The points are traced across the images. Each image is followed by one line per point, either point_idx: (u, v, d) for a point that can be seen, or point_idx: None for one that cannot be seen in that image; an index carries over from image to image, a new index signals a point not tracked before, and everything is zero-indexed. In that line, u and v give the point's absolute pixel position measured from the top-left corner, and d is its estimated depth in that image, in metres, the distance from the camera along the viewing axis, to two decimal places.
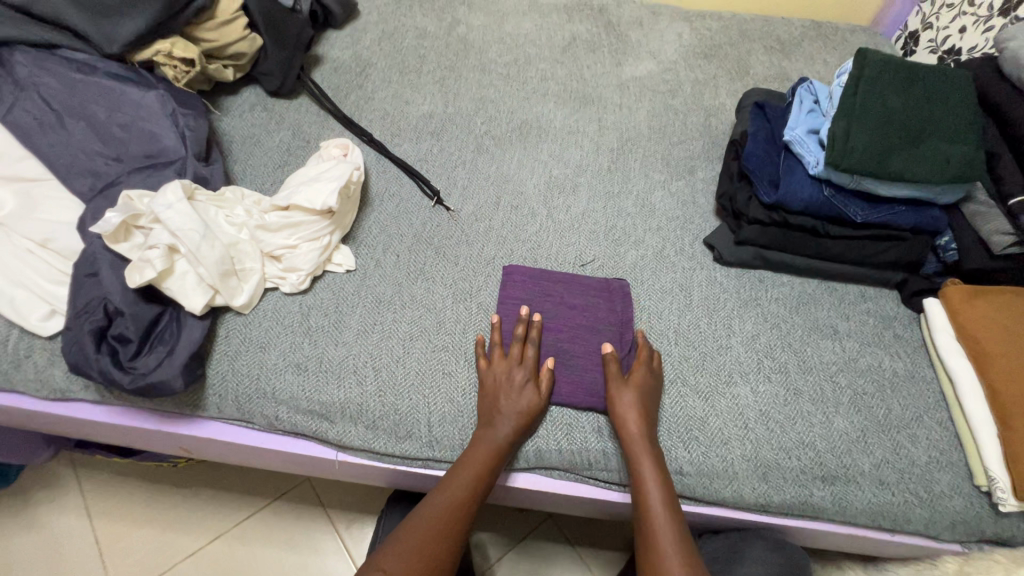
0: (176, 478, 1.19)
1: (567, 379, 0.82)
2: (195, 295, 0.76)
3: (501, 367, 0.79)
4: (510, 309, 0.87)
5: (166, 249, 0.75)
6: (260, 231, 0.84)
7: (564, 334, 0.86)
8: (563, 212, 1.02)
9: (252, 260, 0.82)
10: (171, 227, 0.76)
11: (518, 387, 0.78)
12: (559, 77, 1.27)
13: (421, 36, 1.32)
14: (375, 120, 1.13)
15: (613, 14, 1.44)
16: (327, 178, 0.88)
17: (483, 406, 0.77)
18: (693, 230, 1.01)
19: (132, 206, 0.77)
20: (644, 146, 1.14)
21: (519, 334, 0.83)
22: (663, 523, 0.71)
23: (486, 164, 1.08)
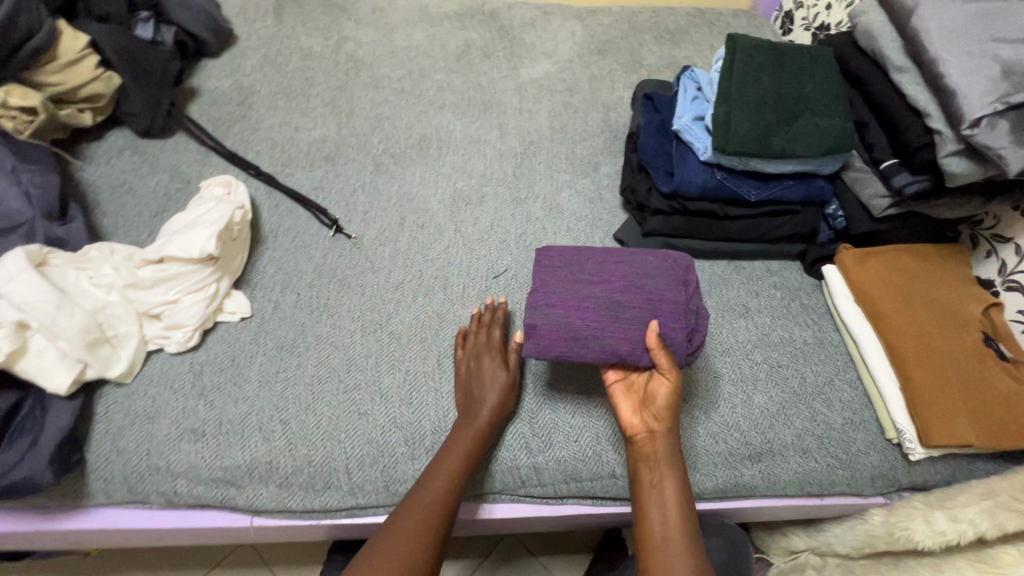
0: (90, 567, 1.07)
1: (624, 336, 0.71)
2: (59, 373, 0.66)
3: (469, 355, 0.80)
4: (540, 285, 0.75)
5: (14, 326, 0.65)
6: (131, 290, 0.76)
7: (613, 288, 0.73)
8: (471, 225, 0.99)
9: (127, 323, 0.74)
10: (19, 302, 0.67)
11: (490, 367, 0.78)
12: (455, 87, 1.24)
13: (306, 56, 1.26)
14: (263, 151, 1.05)
15: (505, 18, 1.43)
16: (204, 222, 0.80)
17: (460, 398, 0.77)
18: (602, 228, 1.01)
19: None
20: (548, 148, 1.13)
21: (476, 323, 0.84)
22: (670, 513, 0.67)
23: (387, 184, 1.03)
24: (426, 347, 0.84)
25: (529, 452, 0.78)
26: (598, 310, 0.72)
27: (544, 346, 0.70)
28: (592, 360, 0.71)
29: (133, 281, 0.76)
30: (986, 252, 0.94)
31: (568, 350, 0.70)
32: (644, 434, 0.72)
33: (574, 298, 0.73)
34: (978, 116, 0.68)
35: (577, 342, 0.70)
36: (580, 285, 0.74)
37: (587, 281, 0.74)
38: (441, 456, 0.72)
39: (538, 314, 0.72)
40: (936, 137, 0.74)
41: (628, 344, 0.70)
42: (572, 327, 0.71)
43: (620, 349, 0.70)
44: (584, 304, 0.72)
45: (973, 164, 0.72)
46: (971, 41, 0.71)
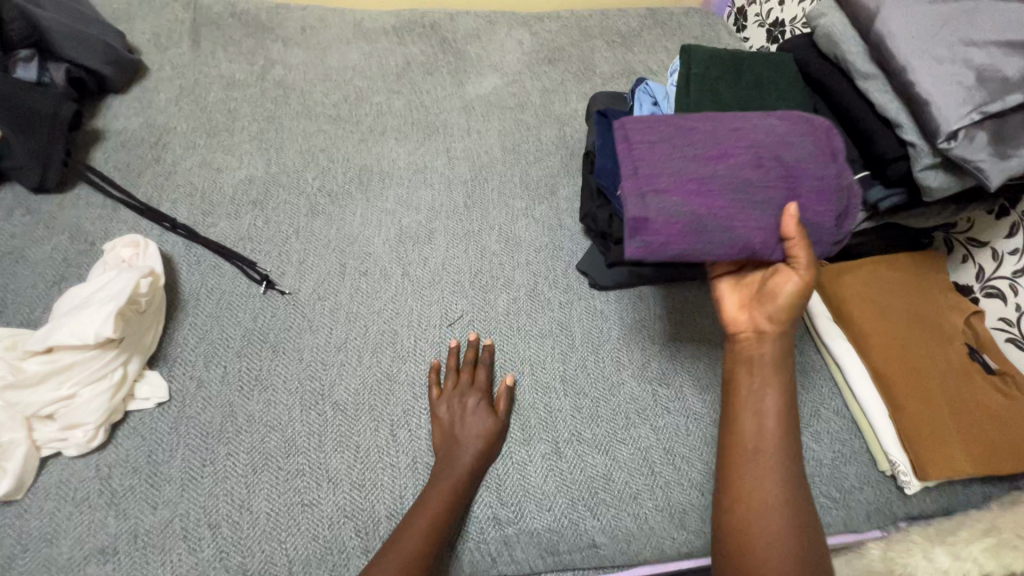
0: None
1: (759, 228, 0.60)
2: None
3: (452, 396, 0.76)
4: (637, 167, 0.62)
5: None
6: (17, 391, 0.65)
7: (733, 165, 0.62)
8: (420, 267, 0.90)
9: (12, 430, 0.64)
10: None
11: (474, 410, 0.74)
12: (396, 109, 1.14)
13: (228, 85, 1.14)
14: (180, 198, 0.94)
15: (447, 30, 1.33)
16: (100, 298, 0.69)
17: (440, 437, 0.72)
18: (564, 258, 0.93)
19: None
20: (501, 172, 1.05)
21: (455, 361, 0.79)
22: (767, 433, 0.59)
23: (324, 227, 0.93)
24: (378, 418, 0.75)
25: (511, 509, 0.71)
26: (719, 195, 0.61)
27: (663, 243, 0.59)
28: (721, 257, 0.60)
29: (18, 379, 0.65)
30: (962, 257, 0.89)
31: (690, 249, 0.59)
32: (751, 333, 0.63)
33: (691, 178, 0.61)
34: (955, 128, 0.62)
35: (704, 238, 0.59)
36: (691, 163, 0.62)
37: (696, 158, 0.63)
38: (429, 486, 0.68)
39: (649, 205, 0.60)
40: (912, 149, 0.68)
41: (758, 235, 0.60)
42: (695, 217, 0.59)
43: (751, 242, 0.60)
44: (704, 187, 0.61)
45: (952, 177, 0.67)
46: (939, 45, 0.65)
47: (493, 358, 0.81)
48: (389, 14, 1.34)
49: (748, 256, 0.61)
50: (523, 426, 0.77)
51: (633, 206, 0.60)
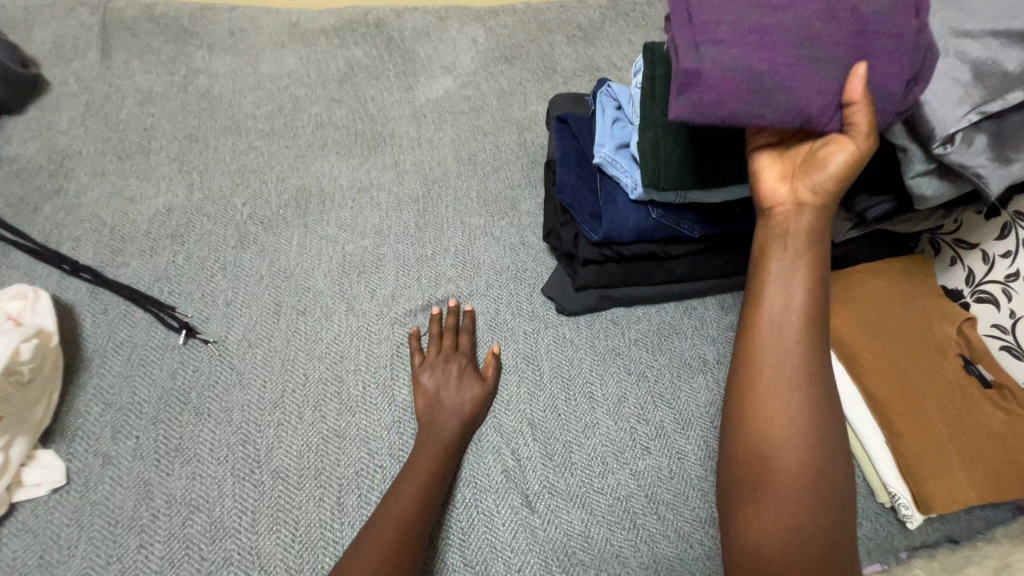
0: None
1: (819, 90, 0.53)
2: None
3: (435, 362, 0.72)
4: (692, 9, 0.55)
5: None
6: None
7: (796, 16, 0.54)
8: (366, 300, 0.80)
9: None
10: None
11: (460, 378, 0.71)
12: (338, 120, 1.03)
13: (144, 99, 1.01)
14: (86, 236, 0.82)
15: (393, 28, 1.22)
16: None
17: (423, 405, 0.69)
18: (528, 280, 0.84)
19: None
20: (455, 186, 0.95)
21: (437, 328, 0.76)
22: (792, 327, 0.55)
23: (255, 260, 0.82)
24: (324, 483, 0.65)
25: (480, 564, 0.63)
26: (779, 52, 0.53)
27: (707, 102, 0.52)
28: (772, 121, 0.53)
29: None
30: (950, 259, 0.82)
31: (744, 107, 0.52)
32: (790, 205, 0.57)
33: (751, 27, 0.53)
34: (950, 131, 0.55)
35: (762, 90, 0.52)
36: (752, 10, 0.54)
37: (756, 5, 0.54)
38: (404, 476, 0.63)
39: (703, 55, 0.52)
40: (901, 153, 0.61)
41: (818, 97, 0.53)
42: (750, 69, 0.52)
43: (810, 103, 0.53)
44: (762, 41, 0.53)
45: (947, 183, 0.60)
46: None
47: (474, 325, 0.79)
48: (328, 12, 1.22)
49: (801, 123, 0.54)
50: (486, 477, 0.68)
51: (685, 57, 0.53)
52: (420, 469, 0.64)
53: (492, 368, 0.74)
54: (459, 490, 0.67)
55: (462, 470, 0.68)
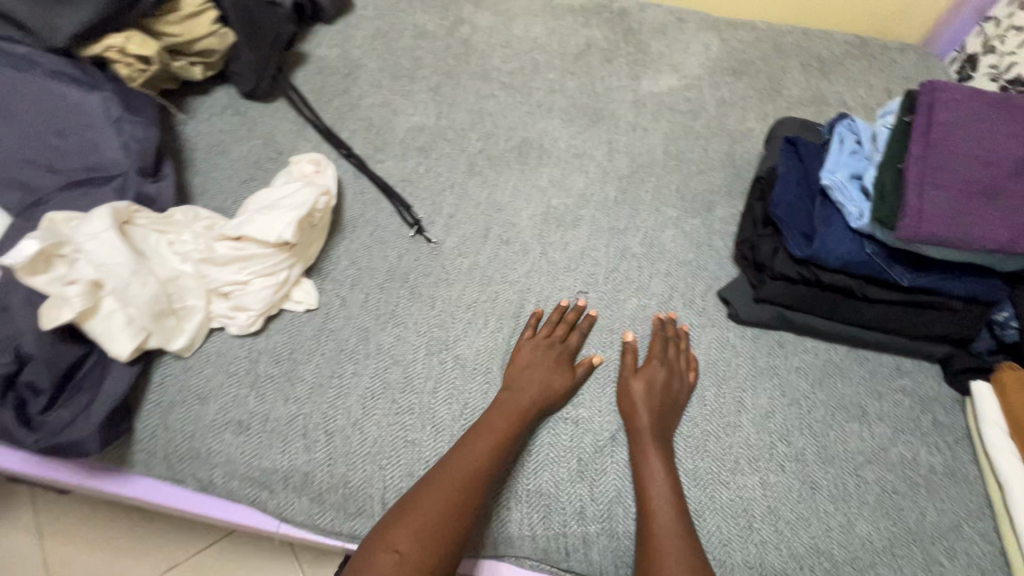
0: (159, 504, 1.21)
1: (1004, 233, 0.66)
2: (122, 339, 0.65)
3: (540, 344, 0.78)
4: (925, 152, 0.70)
5: (89, 285, 0.64)
6: (205, 265, 0.73)
7: (1003, 171, 0.68)
8: (560, 249, 0.90)
9: (195, 297, 0.72)
10: (96, 263, 0.65)
11: (557, 364, 0.76)
12: (568, 90, 1.14)
13: (419, 35, 1.19)
14: (358, 131, 1.01)
15: (633, 20, 1.29)
16: (283, 206, 0.76)
17: (505, 379, 0.75)
18: (706, 279, 0.89)
19: (56, 232, 0.66)
20: (659, 175, 1.01)
21: (559, 315, 0.81)
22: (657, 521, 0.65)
23: (478, 189, 0.95)
24: (489, 382, 0.77)
25: (598, 501, 0.71)
26: (981, 199, 0.67)
27: (923, 229, 0.66)
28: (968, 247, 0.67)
29: (209, 255, 0.73)
30: None
31: (949, 239, 0.67)
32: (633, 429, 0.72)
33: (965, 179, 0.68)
34: None
35: (963, 229, 0.66)
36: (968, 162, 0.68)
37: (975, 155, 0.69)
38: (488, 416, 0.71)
39: (924, 195, 0.68)
40: None
41: (1016, 237, 0.66)
42: (959, 213, 0.67)
43: (1004, 242, 0.66)
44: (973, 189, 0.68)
45: None
46: None
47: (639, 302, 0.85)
48: None
49: (991, 249, 0.67)
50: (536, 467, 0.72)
51: (911, 196, 0.68)
52: (488, 434, 0.69)
53: (656, 347, 0.79)
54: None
55: (530, 445, 0.73)
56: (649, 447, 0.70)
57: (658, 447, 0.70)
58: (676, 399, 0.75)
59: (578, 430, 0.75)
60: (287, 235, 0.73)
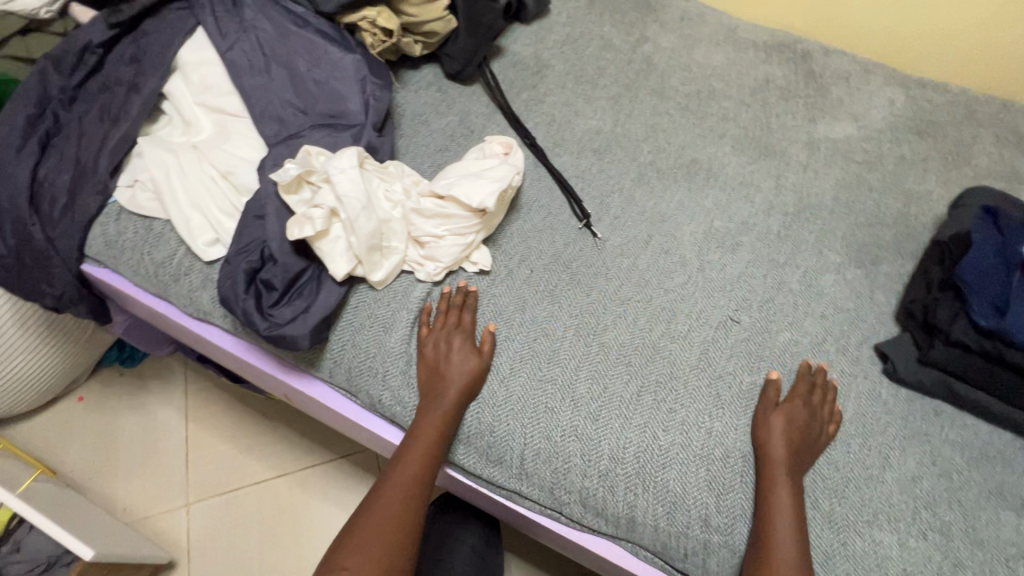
0: (283, 416, 1.37)
1: None
2: (341, 261, 0.77)
3: (439, 336, 0.79)
4: None
5: (329, 212, 0.77)
6: (413, 214, 0.83)
7: None
8: (717, 269, 0.92)
9: (398, 240, 0.82)
10: (339, 192, 0.76)
11: (460, 351, 0.78)
12: (742, 120, 1.15)
13: (605, 46, 1.25)
14: (541, 124, 1.09)
15: (817, 63, 1.28)
16: (487, 177, 0.84)
17: (426, 374, 0.77)
18: (863, 331, 0.87)
19: (309, 162, 0.80)
20: (825, 219, 1.01)
21: (444, 304, 0.82)
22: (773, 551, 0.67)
23: (644, 197, 1.00)
24: (631, 373, 0.81)
25: (722, 516, 0.73)
26: None
27: None
28: None
29: (418, 207, 0.83)
30: None
31: None
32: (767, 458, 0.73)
33: None
34: None
35: None
36: None
37: None
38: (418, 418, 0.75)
39: None
40: None
41: None
42: None
43: None
44: None
45: None
46: None
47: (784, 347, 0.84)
48: (763, 30, 1.33)
49: None
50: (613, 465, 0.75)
51: None
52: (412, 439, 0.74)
53: (799, 389, 0.79)
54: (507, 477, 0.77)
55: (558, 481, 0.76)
56: (778, 477, 0.71)
57: (788, 479, 0.71)
58: (813, 441, 0.75)
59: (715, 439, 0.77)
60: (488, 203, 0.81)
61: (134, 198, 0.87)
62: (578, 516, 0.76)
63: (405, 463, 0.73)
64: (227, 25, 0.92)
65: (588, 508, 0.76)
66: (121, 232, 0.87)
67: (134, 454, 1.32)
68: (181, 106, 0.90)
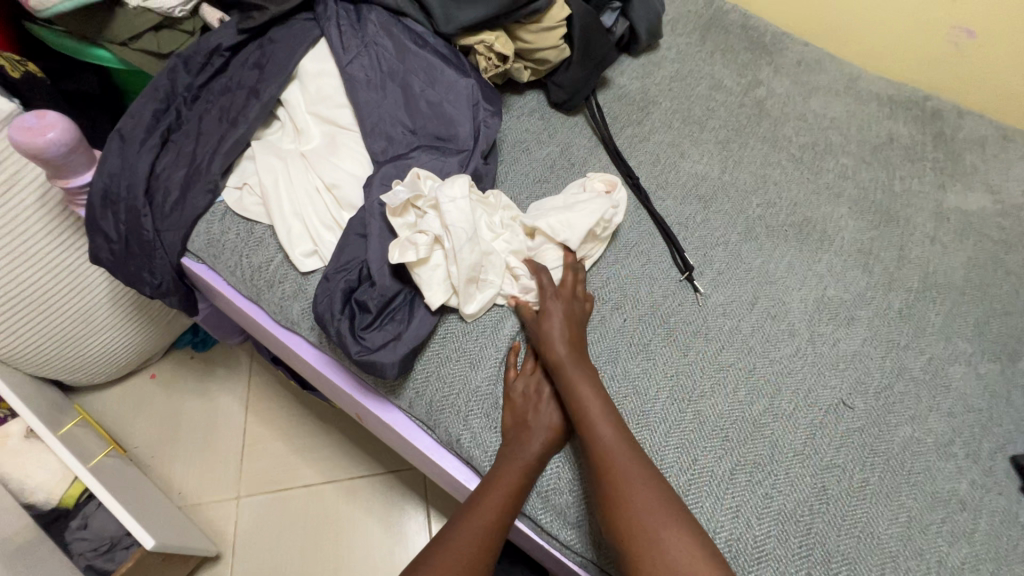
0: (339, 421, 1.37)
1: None
2: (437, 290, 0.75)
3: (528, 380, 0.76)
4: None
5: (432, 239, 0.76)
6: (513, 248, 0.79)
7: None
8: (829, 344, 0.84)
9: (494, 274, 0.78)
10: (448, 221, 0.75)
11: (549, 398, 0.75)
12: (861, 180, 1.06)
13: (715, 86, 1.19)
14: (644, 163, 1.04)
15: (949, 124, 1.17)
16: (581, 210, 0.83)
17: (510, 420, 0.74)
18: (998, 437, 0.77)
19: (419, 185, 0.79)
20: (954, 302, 0.91)
21: (535, 347, 0.78)
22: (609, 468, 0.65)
23: (751, 254, 0.93)
24: (725, 449, 0.74)
25: None
26: None
27: None
28: None
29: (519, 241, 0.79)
30: None
31: None
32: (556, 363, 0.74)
33: None
34: None
35: None
36: None
37: None
38: (500, 464, 0.71)
39: None
40: None
41: None
42: None
43: None
44: None
45: None
46: None
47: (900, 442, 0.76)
48: (889, 82, 1.23)
49: None
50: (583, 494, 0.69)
51: None
52: (496, 487, 0.69)
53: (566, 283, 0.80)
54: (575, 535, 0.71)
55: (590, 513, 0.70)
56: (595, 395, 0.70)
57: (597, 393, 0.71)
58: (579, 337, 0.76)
59: (822, 540, 0.68)
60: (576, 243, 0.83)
61: (241, 201, 0.89)
62: None
63: (483, 509, 0.68)
64: (349, 38, 0.92)
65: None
66: (223, 232, 0.89)
67: (194, 438, 1.35)
68: (295, 115, 0.92)
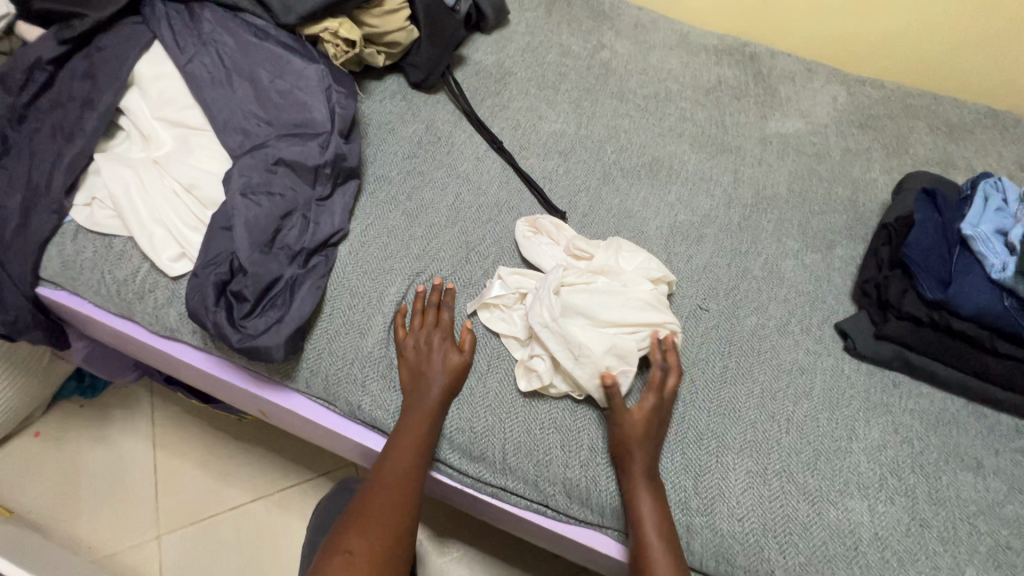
0: (258, 436, 1.33)
1: None
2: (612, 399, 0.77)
3: (418, 334, 0.80)
4: None
5: (549, 358, 0.78)
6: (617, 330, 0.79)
7: None
8: (684, 261, 0.96)
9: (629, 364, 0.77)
10: (564, 342, 0.76)
11: (439, 349, 0.78)
12: (698, 119, 1.20)
13: (564, 53, 1.29)
14: (507, 128, 1.11)
15: (764, 64, 1.34)
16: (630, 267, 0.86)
17: (407, 374, 0.78)
18: (823, 311, 0.92)
19: (505, 289, 0.84)
20: (781, 209, 1.06)
21: (419, 303, 0.83)
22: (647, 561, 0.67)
23: (610, 195, 1.03)
24: None
25: (701, 502, 0.74)
26: None
27: None
28: None
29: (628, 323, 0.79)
30: None
31: None
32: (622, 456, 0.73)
33: None
34: None
35: None
36: None
37: None
38: (404, 418, 0.75)
39: None
40: None
41: None
42: None
43: None
44: None
45: None
46: None
47: (746, 331, 0.88)
48: (713, 35, 1.39)
49: None
50: (619, 517, 0.75)
51: None
52: (404, 434, 0.74)
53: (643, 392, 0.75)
54: (493, 473, 0.77)
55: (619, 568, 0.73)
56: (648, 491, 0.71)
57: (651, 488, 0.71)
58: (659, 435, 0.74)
59: (691, 423, 0.79)
60: (661, 273, 0.86)
61: (92, 216, 0.85)
62: (565, 508, 0.76)
63: (395, 455, 0.73)
64: (185, 39, 0.91)
65: (573, 499, 0.76)
66: (79, 252, 0.85)
67: (98, 486, 1.25)
68: (139, 121, 0.89)
